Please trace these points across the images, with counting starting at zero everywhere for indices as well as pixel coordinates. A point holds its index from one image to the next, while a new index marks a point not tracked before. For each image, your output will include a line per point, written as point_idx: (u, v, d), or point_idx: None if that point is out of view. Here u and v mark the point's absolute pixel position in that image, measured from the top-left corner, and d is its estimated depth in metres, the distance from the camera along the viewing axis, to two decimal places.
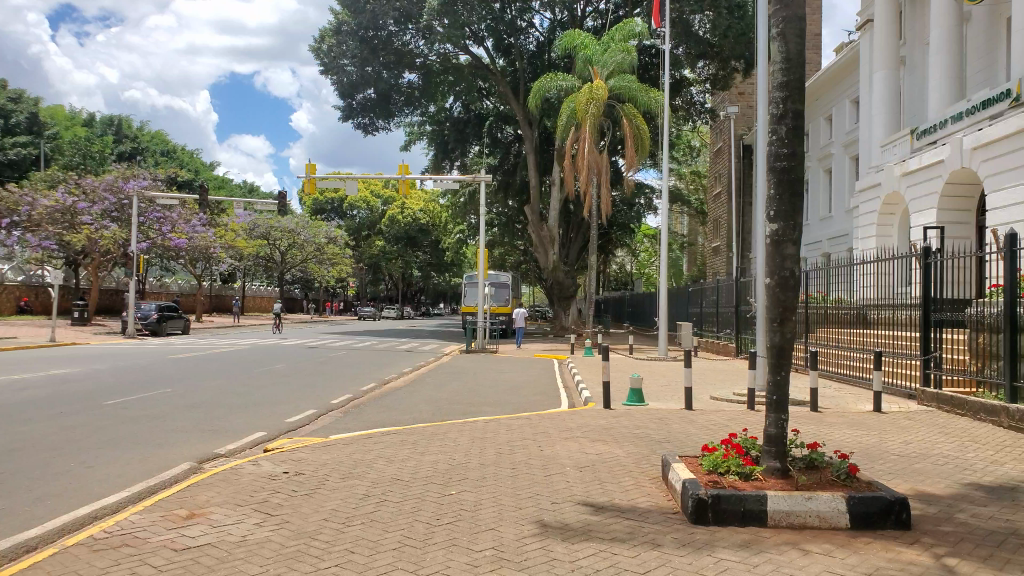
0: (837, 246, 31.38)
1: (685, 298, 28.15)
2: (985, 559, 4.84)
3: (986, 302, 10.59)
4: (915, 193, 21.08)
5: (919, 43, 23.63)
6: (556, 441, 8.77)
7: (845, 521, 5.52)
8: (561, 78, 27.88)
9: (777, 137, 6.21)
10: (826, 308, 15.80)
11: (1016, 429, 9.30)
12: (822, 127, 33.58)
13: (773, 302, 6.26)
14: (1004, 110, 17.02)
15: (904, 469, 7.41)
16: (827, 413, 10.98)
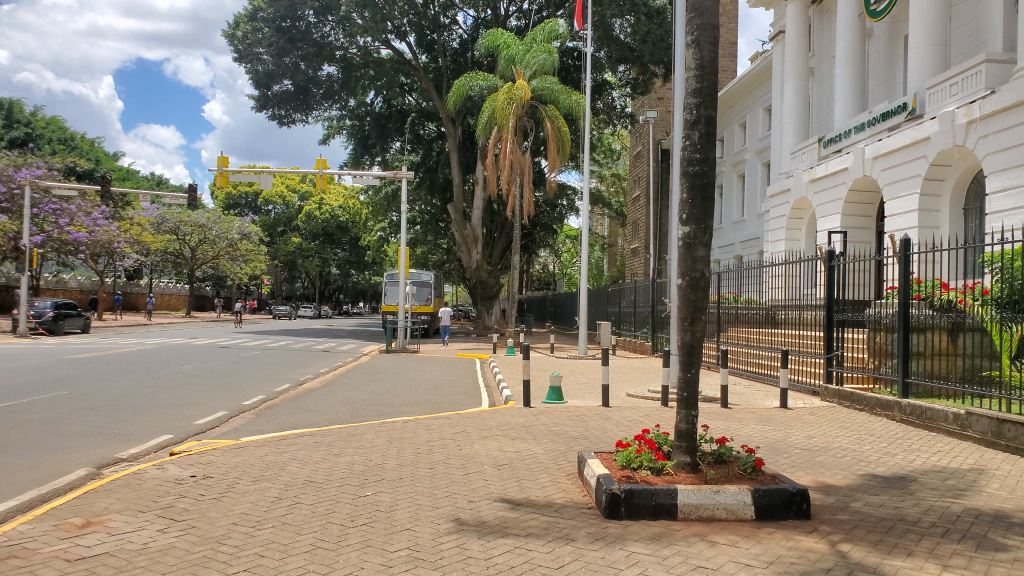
0: (749, 249, 32.54)
1: (604, 297, 28.66)
2: (876, 545, 5.13)
3: (884, 304, 11.18)
4: (821, 199, 22.04)
5: (826, 56, 24.76)
6: (475, 439, 8.79)
7: (750, 513, 5.73)
8: (482, 77, 27.90)
9: (690, 142, 6.39)
10: (736, 309, 16.39)
11: (907, 422, 9.87)
12: (736, 133, 34.77)
13: (684, 302, 6.45)
14: (901, 122, 18.23)
15: (806, 462, 7.76)
16: (737, 409, 11.37)
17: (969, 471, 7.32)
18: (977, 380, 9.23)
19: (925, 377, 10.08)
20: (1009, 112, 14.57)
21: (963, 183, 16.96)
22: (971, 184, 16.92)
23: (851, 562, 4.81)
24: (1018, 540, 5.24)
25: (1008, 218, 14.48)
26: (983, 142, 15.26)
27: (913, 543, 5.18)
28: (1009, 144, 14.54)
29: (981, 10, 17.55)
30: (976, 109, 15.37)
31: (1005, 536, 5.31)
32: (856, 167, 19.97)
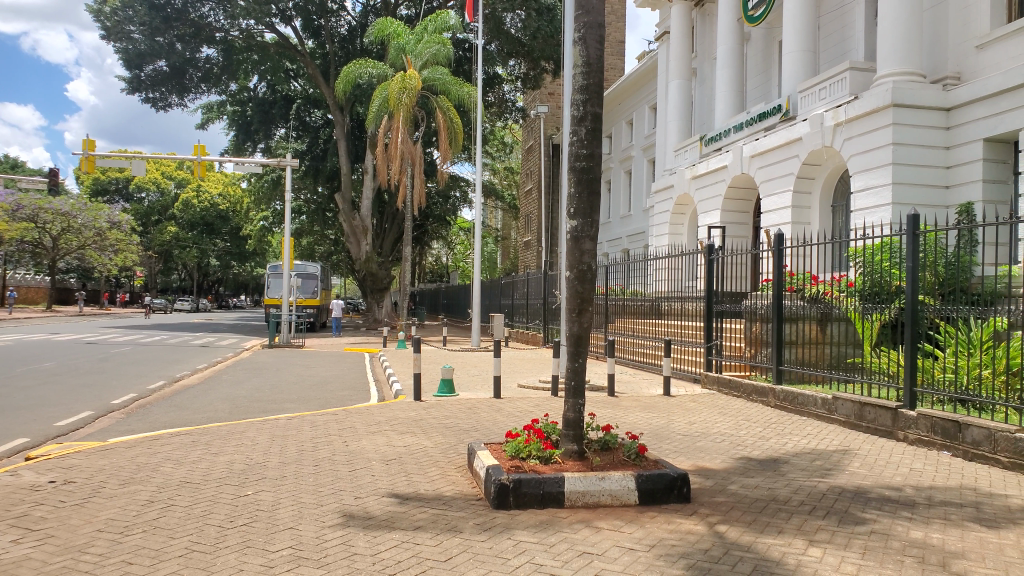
0: (635, 242, 33.53)
1: (497, 289, 28.87)
2: (750, 525, 5.38)
3: (760, 295, 11.75)
4: (703, 195, 22.97)
5: (708, 58, 25.79)
6: (363, 435, 8.61)
7: (634, 498, 5.88)
8: (371, 65, 27.37)
9: (577, 138, 6.47)
10: (622, 300, 16.83)
11: (781, 407, 10.43)
12: (624, 130, 35.71)
13: (572, 293, 6.54)
14: (776, 123, 19.23)
15: (687, 447, 8.06)
16: (623, 398, 11.67)
17: (835, 452, 7.81)
18: (843, 366, 9.83)
19: (797, 365, 10.66)
20: (870, 116, 15.64)
21: (831, 181, 18.06)
22: (839, 183, 18.04)
23: (728, 542, 5.01)
24: (875, 514, 5.63)
25: (870, 216, 15.58)
26: (848, 144, 16.30)
27: (784, 521, 5.46)
28: (870, 147, 15.60)
29: (845, 21, 18.75)
30: (842, 113, 16.39)
31: (864, 511, 5.70)
32: (735, 165, 20.92)
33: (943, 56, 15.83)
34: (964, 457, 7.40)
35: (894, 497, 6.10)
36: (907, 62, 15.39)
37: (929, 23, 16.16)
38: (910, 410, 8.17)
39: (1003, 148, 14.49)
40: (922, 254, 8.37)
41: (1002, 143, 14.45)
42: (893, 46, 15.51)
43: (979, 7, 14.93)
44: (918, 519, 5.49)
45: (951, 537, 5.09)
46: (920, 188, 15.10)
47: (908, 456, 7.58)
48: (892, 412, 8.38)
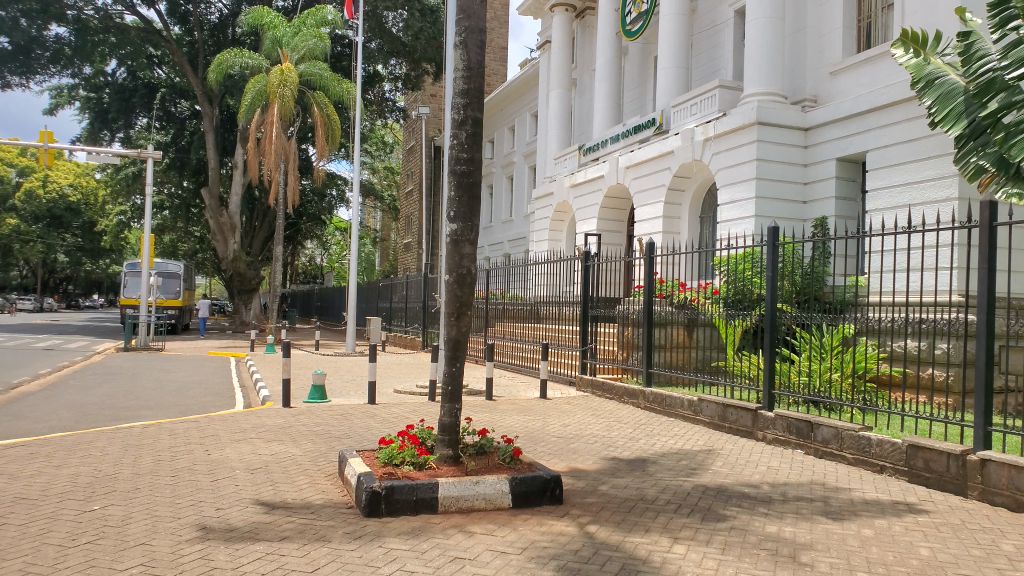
0: (515, 247, 33.92)
1: (375, 292, 28.38)
2: (619, 524, 5.49)
3: (631, 301, 12.11)
4: (581, 203, 23.51)
5: (587, 70, 26.50)
6: (227, 443, 8.18)
7: (507, 501, 5.86)
8: (246, 55, 26.26)
9: (457, 142, 6.40)
10: (501, 304, 16.94)
11: (650, 409, 10.78)
12: (506, 136, 36.02)
13: (451, 297, 6.45)
14: (650, 136, 19.99)
15: (561, 449, 8.16)
16: (500, 401, 11.71)
17: (700, 452, 8.13)
18: (708, 370, 10.30)
19: (666, 368, 11.07)
20: (736, 133, 16.53)
21: (700, 194, 18.96)
22: (707, 195, 18.96)
23: (597, 542, 5.09)
24: (735, 510, 5.89)
25: (734, 227, 16.47)
26: (716, 158, 17.15)
27: (650, 519, 5.61)
28: (735, 162, 16.48)
29: (715, 41, 19.76)
30: (711, 128, 17.21)
31: (725, 507, 5.94)
32: (611, 175, 21.56)
33: (801, 80, 16.94)
34: (815, 455, 7.89)
35: (752, 494, 6.41)
36: (770, 83, 16.39)
37: (790, 48, 17.23)
38: (767, 410, 8.64)
39: (853, 168, 15.67)
40: (781, 263, 8.86)
41: (852, 163, 15.62)
42: (757, 68, 16.44)
43: (833, 36, 16.11)
44: (772, 514, 5.78)
45: (801, 530, 5.40)
46: (780, 202, 16.09)
47: (766, 454, 8.00)
48: (752, 413, 8.83)
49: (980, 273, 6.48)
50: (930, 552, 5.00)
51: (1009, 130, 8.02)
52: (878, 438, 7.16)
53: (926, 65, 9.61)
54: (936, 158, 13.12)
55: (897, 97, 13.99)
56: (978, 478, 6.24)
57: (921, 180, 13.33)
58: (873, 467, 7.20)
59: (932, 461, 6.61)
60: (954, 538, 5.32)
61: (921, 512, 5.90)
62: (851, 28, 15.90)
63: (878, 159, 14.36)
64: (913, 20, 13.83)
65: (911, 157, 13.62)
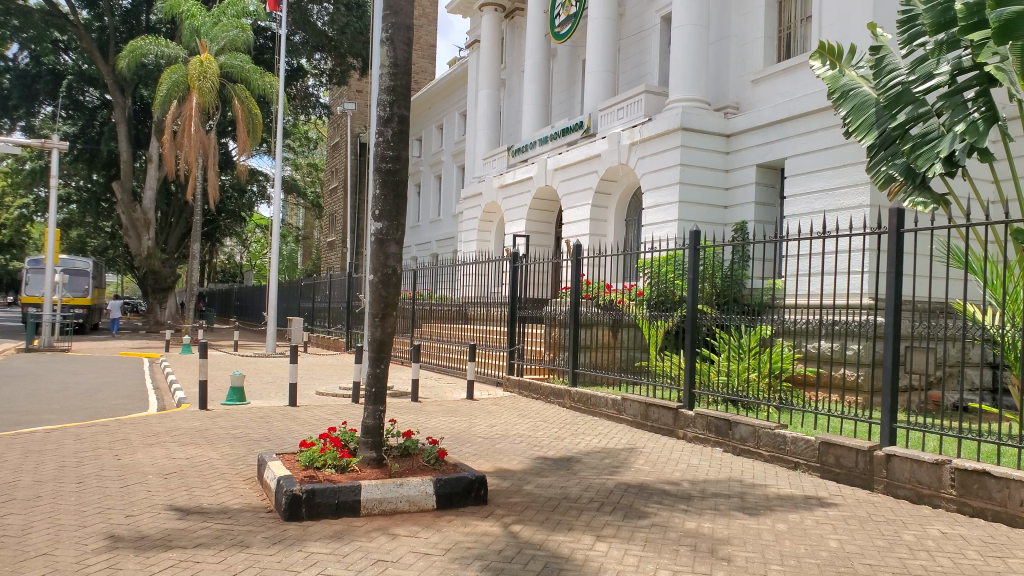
0: (443, 247, 33.76)
1: (297, 292, 27.74)
2: (543, 523, 5.51)
3: (559, 302, 12.19)
4: (510, 204, 23.58)
5: (516, 71, 26.60)
6: (138, 447, 7.83)
7: (431, 503, 5.79)
8: (162, 44, 25.30)
9: (382, 139, 6.29)
10: (428, 304, 16.79)
11: (575, 408, 10.88)
12: (434, 135, 35.79)
13: (376, 297, 6.34)
14: (578, 138, 20.23)
15: (487, 450, 8.14)
16: (426, 403, 11.61)
17: (623, 450, 8.25)
18: (632, 370, 10.48)
19: (591, 368, 11.19)
20: (660, 138, 16.88)
21: (626, 197, 19.28)
22: (632, 199, 19.30)
23: (521, 541, 5.09)
24: (656, 507, 5.99)
25: (659, 231, 16.83)
26: (642, 162, 17.47)
27: (574, 518, 5.65)
28: (660, 166, 16.82)
29: (642, 46, 20.14)
30: (637, 132, 17.52)
31: (647, 505, 6.04)
32: (539, 177, 21.69)
33: (724, 87, 17.41)
34: (733, 453, 8.12)
35: (673, 491, 6.54)
36: (694, 90, 16.79)
37: (713, 56, 17.71)
38: (688, 409, 8.84)
39: (771, 174, 16.22)
40: (702, 266, 9.06)
41: (771, 170, 16.16)
42: (682, 74, 16.84)
43: (755, 45, 16.63)
44: (692, 511, 5.91)
45: (719, 526, 5.53)
46: (702, 207, 16.52)
47: (687, 452, 8.18)
48: (672, 412, 9.02)
49: (888, 277, 6.79)
50: (839, 544, 5.21)
51: (916, 141, 8.52)
52: (792, 436, 7.42)
53: (841, 77, 10.03)
54: (849, 167, 13.71)
55: (813, 107, 14.56)
56: (884, 473, 6.53)
57: (835, 188, 13.92)
58: (788, 464, 7.46)
59: (842, 457, 6.90)
60: (861, 529, 5.56)
61: (830, 506, 6.14)
62: (771, 38, 16.45)
63: (796, 166, 14.91)
64: (829, 33, 14.41)
65: (826, 165, 14.19)
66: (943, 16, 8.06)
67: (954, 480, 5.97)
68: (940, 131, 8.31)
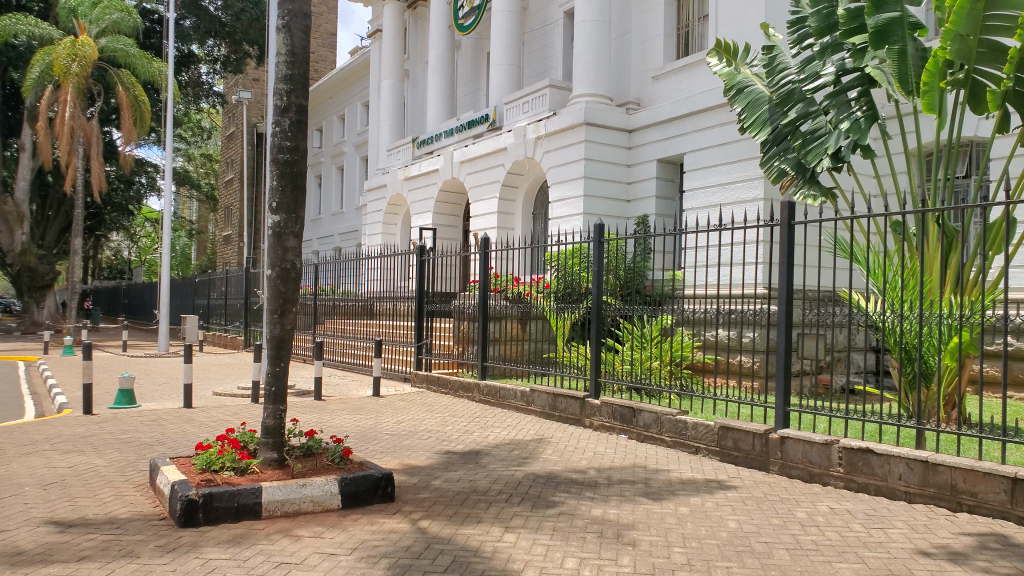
0: (347, 241, 33.10)
1: (191, 289, 26.65)
2: (451, 517, 5.47)
3: (467, 295, 12.14)
4: (415, 197, 23.33)
5: (420, 62, 26.35)
6: (14, 457, 7.28)
7: (336, 502, 5.64)
8: (34, 23, 23.79)
9: (279, 129, 6.05)
10: (331, 300, 16.40)
11: (484, 401, 10.88)
12: (335, 125, 34.97)
13: (274, 293, 6.12)
14: (483, 131, 20.23)
15: (394, 446, 8.02)
16: (330, 400, 11.33)
17: (531, 441, 8.28)
18: (540, 361, 10.56)
19: (500, 361, 11.21)
20: (564, 132, 17.06)
21: (532, 191, 19.42)
22: (538, 192, 19.46)
23: (429, 536, 5.03)
24: (564, 496, 6.05)
25: (564, 224, 17.04)
26: (547, 156, 17.62)
27: (482, 510, 5.63)
28: (565, 160, 17.02)
29: (546, 40, 20.30)
30: (542, 126, 17.64)
31: (554, 494, 6.09)
32: (445, 169, 21.55)
33: (626, 83, 17.76)
34: (638, 439, 8.30)
35: (580, 479, 6.63)
36: (597, 85, 17.06)
37: (615, 52, 18.04)
38: (594, 399, 8.98)
39: (672, 169, 16.69)
40: (606, 259, 9.17)
41: (671, 164, 16.63)
42: (585, 69, 17.07)
43: (655, 42, 17.03)
44: (598, 498, 6.00)
45: (624, 511, 5.63)
46: (606, 201, 16.83)
47: (593, 441, 8.30)
48: (580, 401, 9.14)
49: (779, 268, 7.08)
50: (737, 524, 5.40)
51: (806, 137, 8.91)
52: (693, 421, 7.65)
53: (736, 75, 10.38)
54: (743, 162, 14.26)
55: (710, 103, 15.04)
56: (778, 454, 6.82)
57: (731, 182, 14.47)
58: (690, 448, 7.68)
59: (739, 440, 7.16)
60: (757, 509, 5.78)
61: (729, 488, 6.37)
62: (671, 36, 16.89)
63: (694, 161, 15.38)
64: (725, 32, 14.93)
65: (722, 160, 14.71)
66: (827, 20, 8.47)
67: (842, 458, 6.30)
68: (828, 128, 8.72)
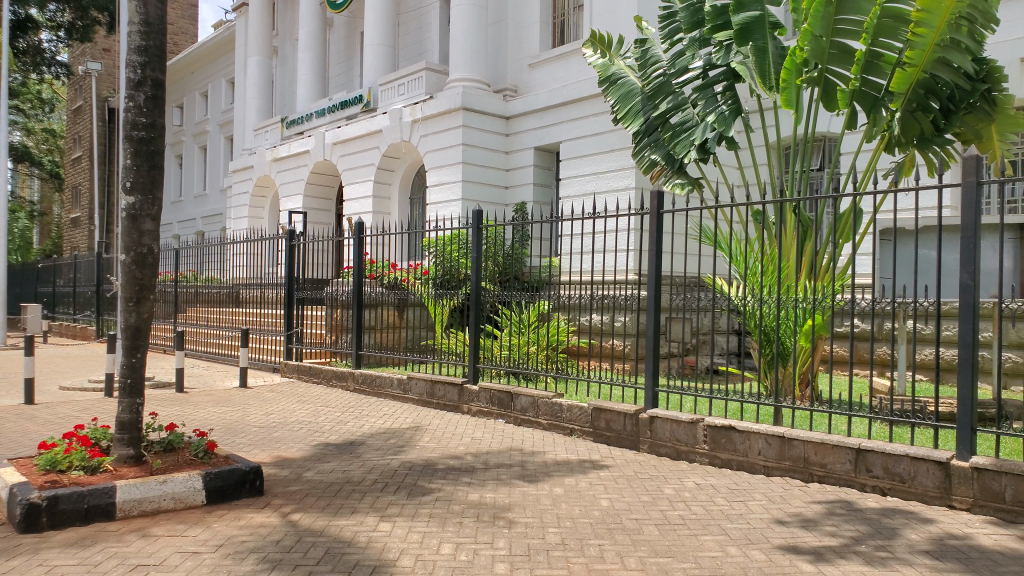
0: (210, 225, 31.43)
1: (32, 275, 24.45)
2: (324, 509, 5.28)
3: (340, 282, 11.77)
4: (285, 178, 22.43)
5: (290, 39, 25.35)
6: None
7: (200, 499, 5.31)
8: None
9: (133, 104, 5.60)
10: (194, 287, 15.51)
11: (359, 390, 10.62)
12: (197, 102, 33.04)
13: (128, 280, 5.67)
14: (357, 113, 19.74)
15: (263, 439, 7.68)
16: (192, 393, 10.71)
17: (407, 430, 8.16)
18: (417, 349, 10.44)
19: (375, 349, 10.97)
20: (441, 117, 16.91)
21: (409, 175, 19.11)
22: (415, 177, 19.20)
23: (300, 529, 4.84)
24: (441, 482, 5.99)
25: (442, 209, 16.92)
26: (424, 140, 17.39)
27: (357, 501, 5.48)
28: (441, 145, 16.87)
29: (421, 22, 20.04)
30: (418, 110, 17.40)
31: (430, 481, 6.02)
32: (316, 151, 20.84)
33: (503, 70, 17.82)
34: (515, 423, 8.37)
35: (458, 465, 6.59)
36: (474, 70, 16.98)
37: (492, 38, 18.04)
38: (472, 384, 8.96)
39: (548, 157, 16.95)
40: (484, 245, 9.14)
41: (547, 153, 16.88)
42: (462, 53, 16.94)
43: (531, 29, 17.17)
44: (475, 482, 5.99)
45: (500, 495, 5.65)
46: (484, 186, 16.84)
47: (471, 426, 8.30)
48: (458, 388, 9.10)
49: (649, 255, 7.30)
50: (608, 502, 5.54)
51: (676, 129, 9.24)
52: (568, 404, 7.79)
53: (610, 66, 10.64)
54: (617, 152, 14.66)
55: (585, 94, 15.34)
56: (648, 433, 7.07)
57: (604, 171, 14.87)
58: (565, 430, 7.83)
59: (612, 421, 7.36)
60: (628, 487, 5.96)
61: (602, 467, 6.54)
62: (547, 24, 17.09)
63: (570, 150, 15.66)
64: (600, 23, 15.26)
65: (597, 150, 15.06)
66: (695, 16, 8.84)
67: (706, 435, 6.61)
68: (696, 120, 9.08)
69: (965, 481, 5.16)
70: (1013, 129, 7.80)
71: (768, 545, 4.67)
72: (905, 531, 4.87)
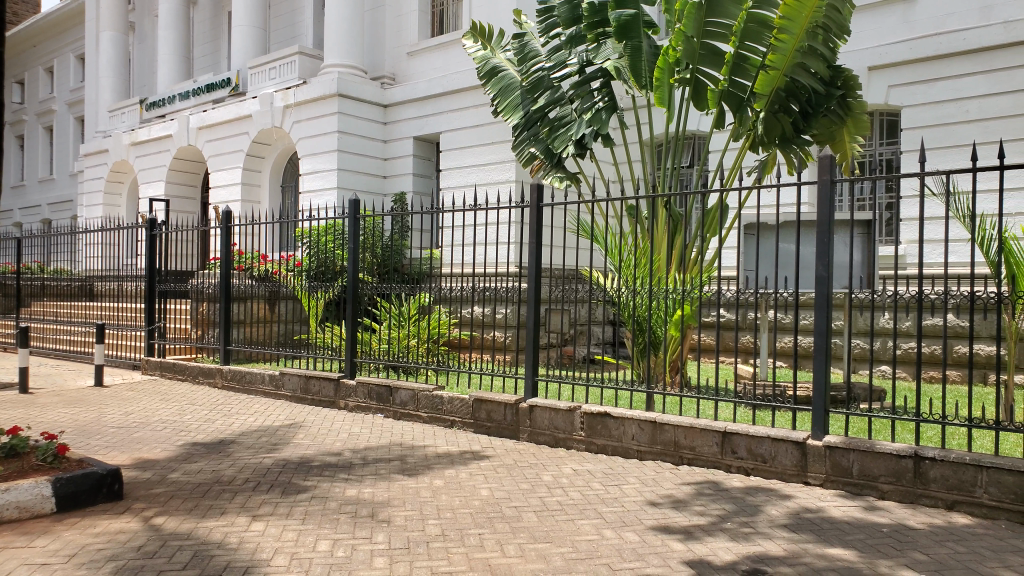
0: (58, 212, 28.99)
1: None
2: (190, 511, 4.98)
3: (208, 274, 11.15)
4: (144, 164, 21.02)
5: (149, 15, 23.77)
6: None
7: (49, 506, 4.87)
8: None
9: None
10: (42, 278, 14.34)
11: (227, 388, 10.07)
12: (42, 79, 30.36)
13: None
14: (225, 97, 18.81)
15: (122, 440, 7.16)
16: (39, 393, 9.83)
17: (282, 427, 7.85)
18: (291, 344, 10.05)
19: (246, 344, 10.46)
20: (316, 103, 16.40)
21: (280, 163, 18.38)
22: (287, 164, 18.50)
23: (164, 533, 4.54)
24: (317, 479, 5.80)
25: (317, 198, 16.39)
26: (297, 127, 16.78)
27: (228, 501, 5.21)
28: (316, 133, 16.35)
29: (294, 5, 19.34)
30: (291, 95, 16.79)
31: (306, 479, 5.81)
32: (179, 135, 19.65)
33: (381, 58, 17.49)
34: (394, 417, 8.23)
35: (334, 462, 6.40)
36: (351, 57, 16.55)
37: (369, 25, 17.66)
38: (349, 379, 8.71)
39: (428, 148, 16.80)
40: (362, 236, 8.89)
41: (427, 143, 16.73)
42: (338, 39, 16.47)
43: (409, 18, 16.94)
44: (353, 478, 5.84)
45: (380, 489, 5.53)
46: (360, 176, 16.46)
47: (348, 421, 8.09)
48: (334, 383, 8.82)
49: (529, 248, 7.35)
50: (489, 492, 5.55)
51: (554, 123, 9.36)
52: (449, 396, 7.76)
53: (489, 58, 10.63)
54: (497, 144, 14.74)
55: (465, 86, 15.33)
56: (527, 423, 7.14)
57: (485, 164, 14.92)
58: (445, 423, 7.78)
59: (493, 411, 7.38)
60: (508, 476, 6.00)
61: (483, 458, 6.54)
62: (425, 13, 16.92)
63: (449, 142, 15.60)
64: (480, 15, 15.27)
65: (477, 142, 15.09)
66: (573, 13, 8.98)
67: (583, 422, 6.76)
68: (573, 116, 9.24)
69: (819, 458, 5.54)
70: (862, 133, 8.44)
71: (642, 527, 4.83)
72: (766, 507, 5.17)
